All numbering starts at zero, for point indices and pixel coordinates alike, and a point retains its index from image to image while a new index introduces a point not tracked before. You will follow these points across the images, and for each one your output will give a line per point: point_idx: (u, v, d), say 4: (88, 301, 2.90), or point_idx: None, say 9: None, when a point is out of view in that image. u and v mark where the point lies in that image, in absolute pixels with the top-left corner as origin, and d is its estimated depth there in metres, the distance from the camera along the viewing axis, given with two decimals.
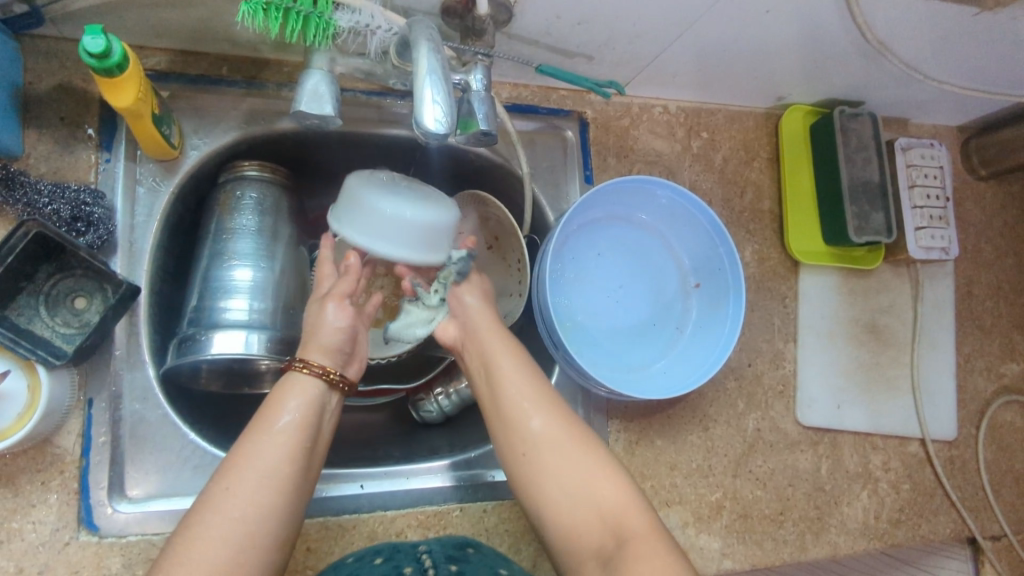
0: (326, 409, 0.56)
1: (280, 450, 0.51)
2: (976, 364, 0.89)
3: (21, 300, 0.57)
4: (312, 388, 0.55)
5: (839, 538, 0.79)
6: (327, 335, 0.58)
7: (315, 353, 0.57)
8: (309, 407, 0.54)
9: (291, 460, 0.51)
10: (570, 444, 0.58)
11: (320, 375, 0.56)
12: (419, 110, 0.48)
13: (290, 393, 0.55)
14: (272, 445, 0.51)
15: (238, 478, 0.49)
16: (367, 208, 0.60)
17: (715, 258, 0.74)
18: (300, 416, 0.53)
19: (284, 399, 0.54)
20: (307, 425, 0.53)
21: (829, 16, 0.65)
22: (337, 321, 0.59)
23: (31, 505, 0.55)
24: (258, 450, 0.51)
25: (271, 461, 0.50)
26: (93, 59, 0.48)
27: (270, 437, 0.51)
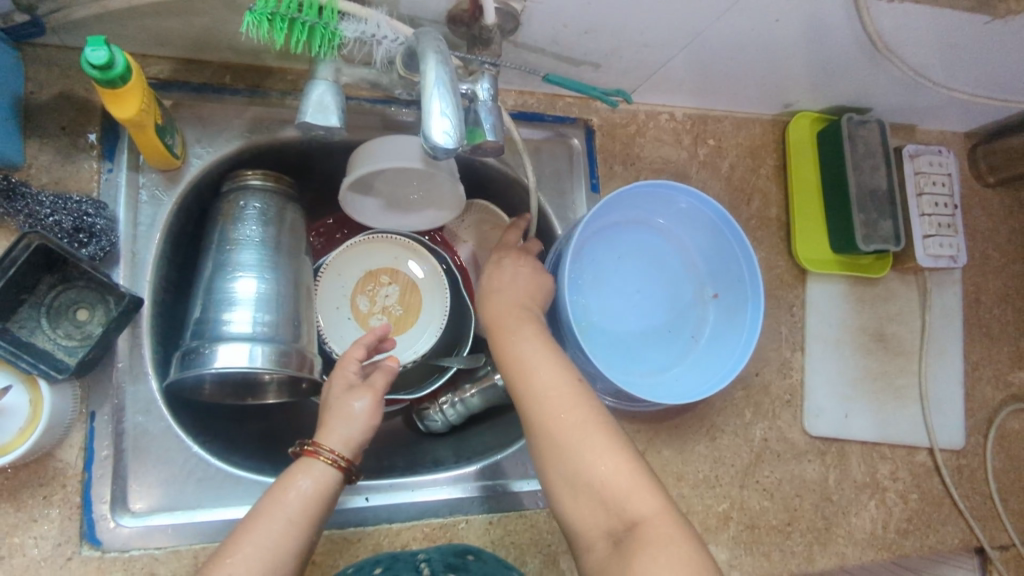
0: (333, 500, 0.55)
1: (288, 533, 0.51)
2: (984, 372, 0.88)
3: (23, 313, 0.56)
4: (328, 478, 0.54)
5: (847, 548, 0.79)
6: (351, 428, 0.57)
7: (335, 439, 0.57)
8: (317, 496, 0.53)
9: (292, 553, 0.50)
10: (590, 424, 0.55)
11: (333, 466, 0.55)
12: (427, 123, 0.47)
13: (301, 477, 0.54)
14: (274, 531, 0.50)
15: (241, 561, 0.48)
16: (373, 150, 0.64)
17: (734, 267, 0.73)
18: (307, 505, 0.52)
19: (293, 483, 0.53)
20: (313, 515, 0.52)
21: (838, 24, 0.64)
22: (367, 417, 0.59)
23: (33, 520, 0.55)
24: (263, 536, 0.49)
25: (275, 549, 0.49)
26: (97, 70, 0.48)
27: (275, 525, 0.50)
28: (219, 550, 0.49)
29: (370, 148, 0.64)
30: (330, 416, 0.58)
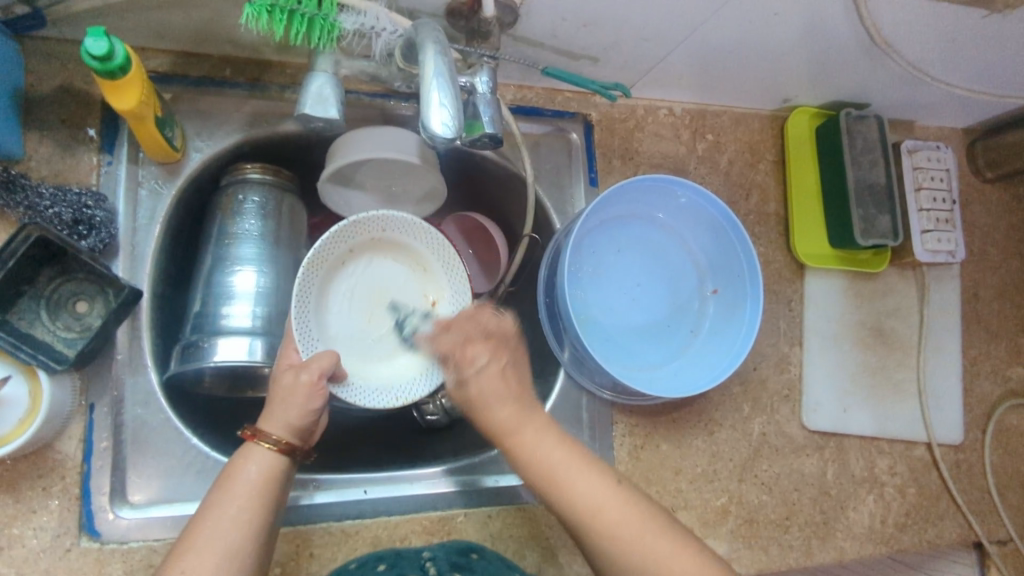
0: (285, 480, 0.55)
1: (236, 524, 0.50)
2: (982, 367, 0.88)
3: (22, 304, 0.56)
4: (270, 461, 0.54)
5: (845, 543, 0.79)
6: (292, 414, 0.56)
7: (275, 423, 0.56)
8: (264, 480, 0.53)
9: (247, 540, 0.50)
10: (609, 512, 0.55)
11: (278, 450, 0.55)
12: (425, 114, 0.47)
13: (246, 465, 0.54)
14: (224, 523, 0.50)
15: (196, 558, 0.48)
16: (354, 141, 0.65)
17: (734, 260, 0.73)
18: (255, 491, 0.52)
19: (239, 474, 0.53)
20: (264, 499, 0.53)
21: (837, 17, 0.64)
22: (309, 404, 0.57)
23: (32, 511, 0.55)
24: (211, 530, 0.50)
25: (228, 539, 0.49)
26: (96, 61, 0.48)
27: (225, 513, 0.51)
28: (173, 550, 0.50)
29: (337, 147, 0.67)
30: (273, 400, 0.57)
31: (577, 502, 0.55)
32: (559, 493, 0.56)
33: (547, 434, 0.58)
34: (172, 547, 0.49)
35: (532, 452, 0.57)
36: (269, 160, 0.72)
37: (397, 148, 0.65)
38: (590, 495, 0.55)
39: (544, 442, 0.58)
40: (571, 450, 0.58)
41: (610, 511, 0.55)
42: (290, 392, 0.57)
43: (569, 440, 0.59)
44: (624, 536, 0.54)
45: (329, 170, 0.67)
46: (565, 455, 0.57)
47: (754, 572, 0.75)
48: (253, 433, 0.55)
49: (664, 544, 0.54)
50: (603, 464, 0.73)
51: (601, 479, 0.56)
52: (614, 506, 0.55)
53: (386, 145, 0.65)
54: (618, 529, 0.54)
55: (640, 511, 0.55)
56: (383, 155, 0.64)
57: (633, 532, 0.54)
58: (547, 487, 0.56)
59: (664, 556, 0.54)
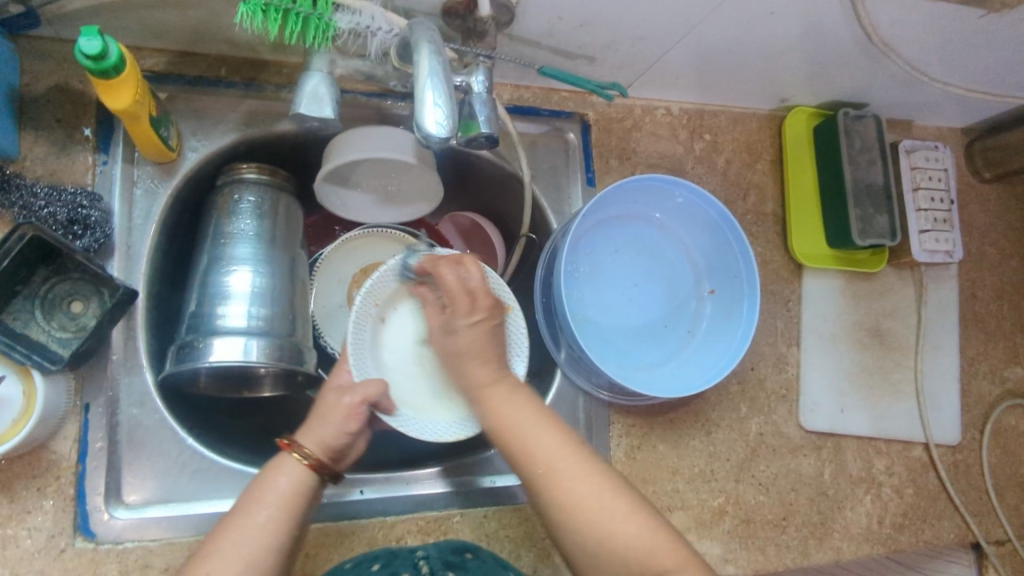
0: (314, 497, 0.55)
1: (264, 538, 0.50)
2: (980, 367, 0.88)
3: (17, 304, 0.56)
4: (304, 475, 0.54)
5: (842, 543, 0.79)
6: (329, 431, 0.57)
7: (312, 442, 0.57)
8: (296, 493, 0.53)
9: (272, 551, 0.50)
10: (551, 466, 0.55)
11: (315, 468, 0.55)
12: (420, 113, 0.47)
13: (278, 476, 0.54)
14: (252, 534, 0.50)
15: (220, 563, 0.48)
16: (349, 140, 0.65)
17: (730, 260, 0.73)
18: (286, 503, 0.52)
19: (271, 484, 0.53)
20: (294, 513, 0.52)
21: (834, 17, 0.64)
22: (346, 424, 0.58)
23: (27, 511, 0.55)
24: (238, 539, 0.49)
25: (252, 548, 0.49)
26: (90, 60, 0.48)
27: (252, 522, 0.51)
28: (197, 552, 0.50)
29: (332, 146, 0.67)
30: (312, 419, 0.58)
31: (536, 458, 0.55)
32: (519, 448, 0.56)
33: (516, 397, 0.58)
34: (201, 550, 0.49)
35: (498, 408, 0.58)
36: (266, 160, 0.72)
37: (397, 146, 0.65)
38: (549, 450, 0.55)
39: (510, 397, 0.58)
40: (537, 407, 0.58)
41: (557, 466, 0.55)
42: (331, 409, 0.58)
43: (535, 399, 0.59)
44: (575, 492, 0.54)
45: (323, 170, 0.67)
46: (552, 440, 0.56)
47: (750, 572, 0.75)
48: (287, 443, 0.56)
49: (615, 506, 0.53)
50: (600, 464, 0.73)
51: (559, 435, 0.56)
52: (571, 464, 0.55)
53: (381, 144, 0.65)
54: (572, 485, 0.54)
55: (597, 473, 0.55)
56: (378, 154, 0.64)
57: (586, 492, 0.54)
58: (511, 444, 0.56)
59: (612, 517, 0.53)
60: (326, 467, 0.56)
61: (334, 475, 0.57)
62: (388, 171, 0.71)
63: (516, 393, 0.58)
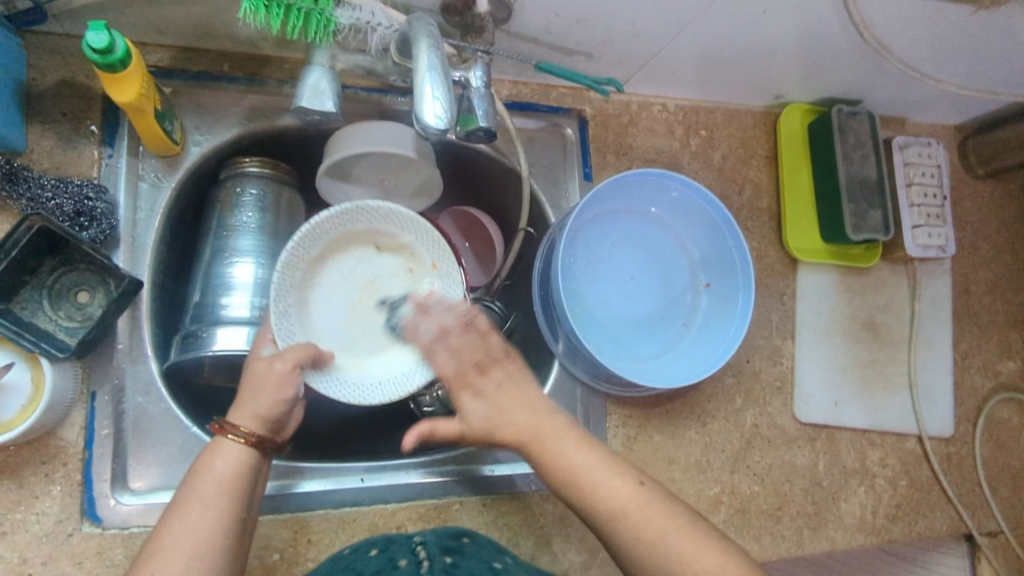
0: (256, 473, 0.56)
1: (209, 523, 0.51)
2: (973, 361, 0.89)
3: (25, 294, 0.57)
4: (240, 454, 0.55)
5: (836, 533, 0.80)
6: (262, 404, 0.55)
7: (245, 418, 0.56)
8: (234, 475, 0.54)
9: (219, 534, 0.51)
10: (636, 505, 0.55)
11: (251, 443, 0.55)
12: (419, 106, 0.48)
13: (215, 461, 0.54)
14: (195, 521, 0.51)
15: (165, 558, 0.49)
16: (349, 134, 0.66)
17: (726, 254, 0.74)
18: (223, 488, 0.53)
19: (208, 470, 0.54)
20: (236, 495, 0.54)
21: (827, 15, 0.65)
22: (278, 393, 0.56)
23: (34, 496, 0.56)
24: (178, 530, 0.51)
25: (196, 537, 0.51)
26: (98, 54, 0.49)
27: (192, 510, 0.52)
28: (142, 551, 0.51)
29: (333, 141, 0.68)
30: (245, 389, 0.57)
31: (577, 476, 0.57)
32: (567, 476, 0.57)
33: (574, 438, 0.58)
34: (144, 548, 0.51)
35: (528, 438, 0.58)
36: (268, 155, 0.73)
37: (400, 142, 0.67)
38: (615, 496, 0.56)
39: (544, 417, 0.59)
40: (562, 423, 0.59)
41: (631, 513, 0.55)
42: (263, 377, 0.56)
43: (557, 414, 0.60)
44: (614, 500, 0.56)
45: (325, 165, 0.68)
46: (611, 469, 0.57)
47: None
48: (221, 426, 0.55)
49: (648, 502, 0.56)
50: None
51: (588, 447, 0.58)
52: (606, 473, 0.57)
53: (382, 138, 0.66)
54: (606, 493, 0.56)
55: (660, 511, 0.55)
56: (379, 148, 0.66)
57: (623, 498, 0.56)
58: (563, 473, 0.57)
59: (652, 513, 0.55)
60: (263, 437, 0.56)
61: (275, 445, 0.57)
62: (389, 165, 0.72)
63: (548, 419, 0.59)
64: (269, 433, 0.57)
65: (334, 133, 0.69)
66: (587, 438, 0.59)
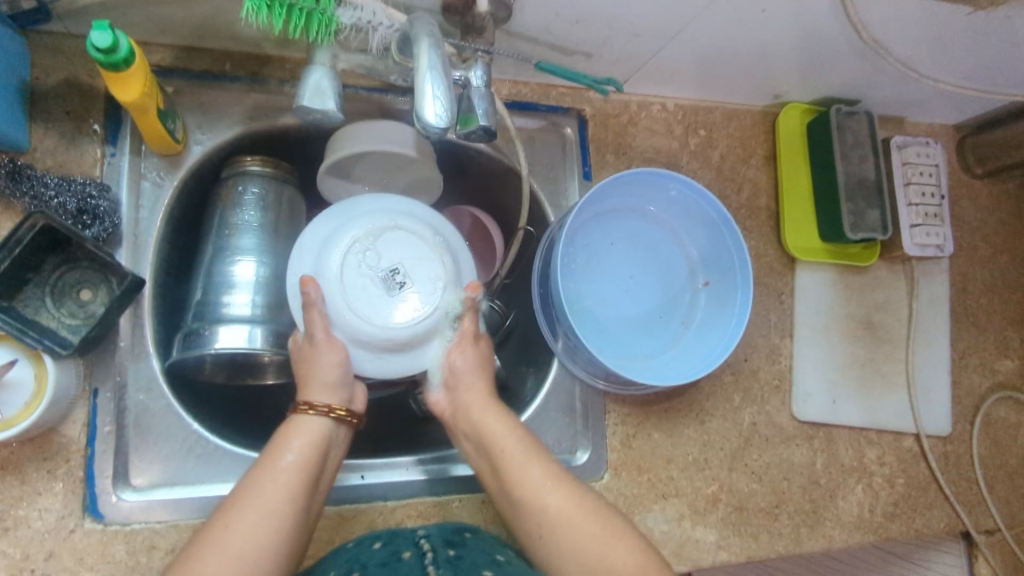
0: (328, 449, 0.58)
1: (282, 487, 0.52)
2: (970, 360, 0.90)
3: (28, 291, 0.58)
4: (318, 428, 0.57)
5: (834, 531, 0.80)
6: (325, 375, 0.59)
7: (318, 392, 0.59)
8: (313, 445, 0.56)
9: (289, 499, 0.52)
10: (555, 497, 0.56)
11: (327, 416, 0.58)
12: (419, 104, 0.49)
13: (292, 435, 0.56)
14: (271, 483, 0.52)
15: (239, 514, 0.50)
16: (349, 132, 0.67)
17: (725, 254, 0.74)
18: (304, 457, 0.55)
19: (286, 441, 0.56)
20: (314, 466, 0.55)
21: (825, 15, 0.65)
22: (334, 361, 0.60)
23: (37, 493, 0.56)
24: (254, 492, 0.51)
25: (269, 498, 0.51)
26: (100, 53, 0.49)
27: (266, 474, 0.53)
28: (215, 513, 0.51)
29: (334, 140, 0.69)
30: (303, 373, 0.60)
31: (536, 521, 0.56)
32: (526, 505, 0.57)
33: (492, 410, 0.62)
34: (222, 504, 0.51)
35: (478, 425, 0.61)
36: (269, 153, 0.73)
37: (399, 141, 0.67)
38: (533, 481, 0.57)
39: (511, 431, 0.60)
40: (532, 450, 0.59)
41: (545, 501, 0.56)
42: (314, 352, 0.60)
43: (511, 421, 0.61)
44: (568, 542, 0.54)
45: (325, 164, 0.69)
46: (521, 447, 0.59)
47: (743, 559, 0.76)
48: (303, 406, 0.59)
49: (593, 527, 0.55)
50: (596, 452, 0.75)
51: (556, 474, 0.58)
52: (553, 497, 0.56)
53: (381, 135, 0.66)
54: (557, 539, 0.55)
55: (579, 503, 0.56)
56: (377, 146, 0.66)
57: (562, 515, 0.55)
58: (525, 499, 0.57)
59: (602, 544, 0.54)
60: (342, 411, 0.60)
61: (353, 418, 0.61)
62: (389, 165, 0.72)
63: (518, 436, 0.60)
64: (344, 403, 0.61)
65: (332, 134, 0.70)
66: (514, 422, 0.61)
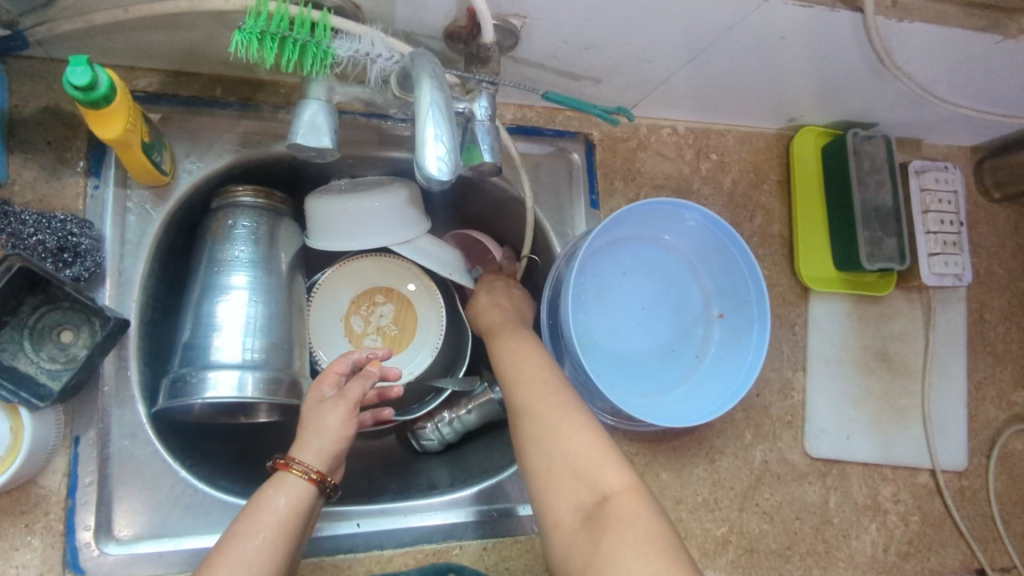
0: (310, 515, 0.54)
1: (263, 559, 0.49)
2: (987, 391, 0.87)
3: (5, 335, 0.55)
4: (304, 491, 0.54)
5: (846, 572, 0.78)
6: (327, 440, 0.56)
7: (312, 454, 0.55)
8: (296, 511, 0.52)
9: (268, 574, 0.49)
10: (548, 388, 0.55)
11: (317, 484, 0.54)
12: (420, 149, 0.45)
13: (277, 496, 0.53)
14: (253, 553, 0.49)
15: None
16: (355, 209, 0.64)
17: (741, 288, 0.71)
18: (285, 526, 0.51)
19: (269, 504, 0.52)
20: (292, 536, 0.51)
21: (848, 42, 0.62)
22: (342, 427, 0.57)
23: (13, 548, 0.53)
24: (235, 560, 0.48)
25: (252, 571, 0.48)
26: (79, 91, 0.46)
27: (251, 543, 0.49)
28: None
29: (332, 205, 0.65)
30: (305, 427, 0.57)
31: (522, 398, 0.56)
32: (516, 391, 0.56)
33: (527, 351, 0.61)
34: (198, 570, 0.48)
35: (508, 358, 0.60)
36: (262, 182, 0.70)
37: (394, 227, 0.66)
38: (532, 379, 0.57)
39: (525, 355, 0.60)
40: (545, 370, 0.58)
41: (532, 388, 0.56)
42: (319, 411, 0.57)
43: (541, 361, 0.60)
44: (552, 431, 0.52)
45: (316, 227, 0.66)
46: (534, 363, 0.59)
47: None
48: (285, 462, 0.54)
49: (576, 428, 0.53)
50: None
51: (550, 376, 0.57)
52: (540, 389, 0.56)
53: (383, 224, 0.65)
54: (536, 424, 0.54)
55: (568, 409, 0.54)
56: (381, 238, 0.66)
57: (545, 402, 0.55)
58: (517, 389, 0.57)
59: (591, 450, 0.51)
60: (327, 482, 0.55)
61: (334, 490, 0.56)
62: None
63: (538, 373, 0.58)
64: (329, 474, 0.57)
65: (316, 205, 0.65)
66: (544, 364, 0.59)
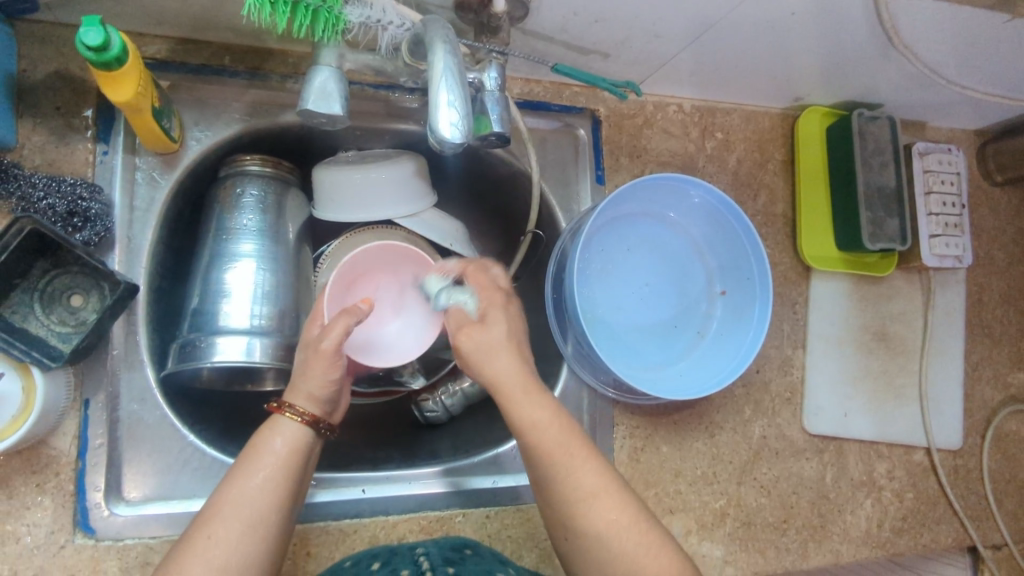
0: (308, 454, 0.55)
1: (264, 496, 0.50)
2: (984, 372, 0.88)
3: (16, 297, 0.55)
4: (299, 431, 0.54)
5: (840, 546, 0.79)
6: (317, 385, 0.56)
7: (303, 397, 0.55)
8: (293, 451, 0.53)
9: (271, 511, 0.50)
10: (566, 441, 0.53)
11: (311, 425, 0.55)
12: (434, 116, 0.45)
13: (273, 437, 0.53)
14: (253, 490, 0.50)
15: (220, 525, 0.48)
16: (361, 180, 0.64)
17: (744, 265, 0.72)
18: (284, 463, 0.52)
19: (267, 444, 0.53)
20: (290, 474, 0.52)
21: (856, 19, 0.62)
22: (330, 371, 0.56)
23: (25, 507, 0.54)
24: (235, 499, 0.49)
25: (254, 509, 0.49)
26: (91, 52, 0.46)
27: (252, 482, 0.50)
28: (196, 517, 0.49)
29: (338, 177, 0.65)
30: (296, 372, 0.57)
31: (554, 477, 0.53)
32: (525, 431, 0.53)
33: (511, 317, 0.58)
34: (202, 510, 0.49)
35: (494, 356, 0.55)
36: (270, 151, 0.70)
37: (396, 201, 0.66)
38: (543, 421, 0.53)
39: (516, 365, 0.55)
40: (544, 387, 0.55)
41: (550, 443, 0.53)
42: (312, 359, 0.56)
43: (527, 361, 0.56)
44: (588, 513, 0.52)
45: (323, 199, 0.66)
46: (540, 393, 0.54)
47: None
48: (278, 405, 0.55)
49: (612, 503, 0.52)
50: None
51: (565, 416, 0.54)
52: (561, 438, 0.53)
53: (388, 198, 0.66)
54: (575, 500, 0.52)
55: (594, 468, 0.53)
56: (385, 212, 0.66)
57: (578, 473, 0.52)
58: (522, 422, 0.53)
59: (622, 528, 0.52)
60: (321, 422, 0.56)
61: (329, 428, 0.57)
62: None
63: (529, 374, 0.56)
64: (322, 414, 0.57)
65: (323, 176, 0.65)
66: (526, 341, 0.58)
